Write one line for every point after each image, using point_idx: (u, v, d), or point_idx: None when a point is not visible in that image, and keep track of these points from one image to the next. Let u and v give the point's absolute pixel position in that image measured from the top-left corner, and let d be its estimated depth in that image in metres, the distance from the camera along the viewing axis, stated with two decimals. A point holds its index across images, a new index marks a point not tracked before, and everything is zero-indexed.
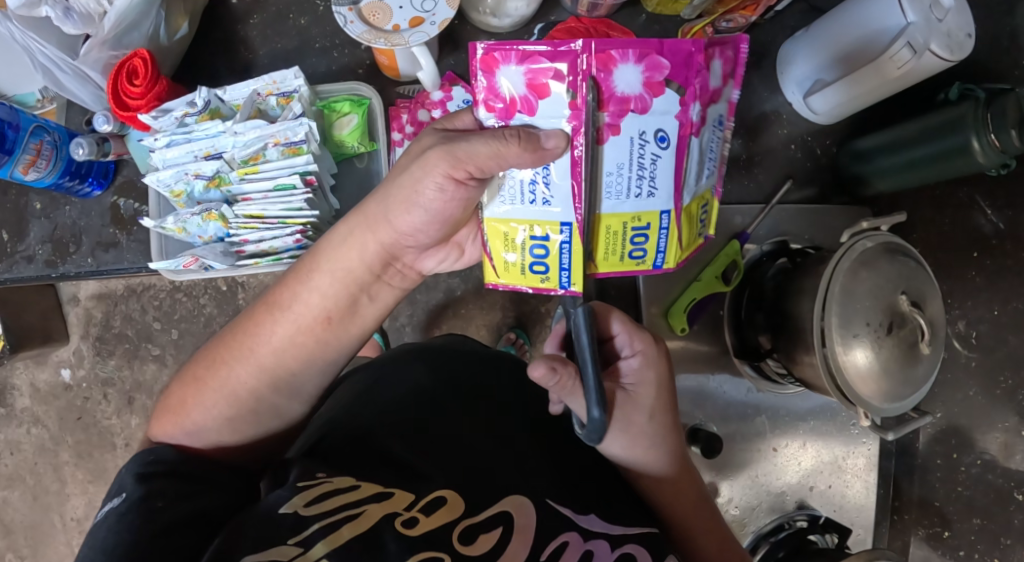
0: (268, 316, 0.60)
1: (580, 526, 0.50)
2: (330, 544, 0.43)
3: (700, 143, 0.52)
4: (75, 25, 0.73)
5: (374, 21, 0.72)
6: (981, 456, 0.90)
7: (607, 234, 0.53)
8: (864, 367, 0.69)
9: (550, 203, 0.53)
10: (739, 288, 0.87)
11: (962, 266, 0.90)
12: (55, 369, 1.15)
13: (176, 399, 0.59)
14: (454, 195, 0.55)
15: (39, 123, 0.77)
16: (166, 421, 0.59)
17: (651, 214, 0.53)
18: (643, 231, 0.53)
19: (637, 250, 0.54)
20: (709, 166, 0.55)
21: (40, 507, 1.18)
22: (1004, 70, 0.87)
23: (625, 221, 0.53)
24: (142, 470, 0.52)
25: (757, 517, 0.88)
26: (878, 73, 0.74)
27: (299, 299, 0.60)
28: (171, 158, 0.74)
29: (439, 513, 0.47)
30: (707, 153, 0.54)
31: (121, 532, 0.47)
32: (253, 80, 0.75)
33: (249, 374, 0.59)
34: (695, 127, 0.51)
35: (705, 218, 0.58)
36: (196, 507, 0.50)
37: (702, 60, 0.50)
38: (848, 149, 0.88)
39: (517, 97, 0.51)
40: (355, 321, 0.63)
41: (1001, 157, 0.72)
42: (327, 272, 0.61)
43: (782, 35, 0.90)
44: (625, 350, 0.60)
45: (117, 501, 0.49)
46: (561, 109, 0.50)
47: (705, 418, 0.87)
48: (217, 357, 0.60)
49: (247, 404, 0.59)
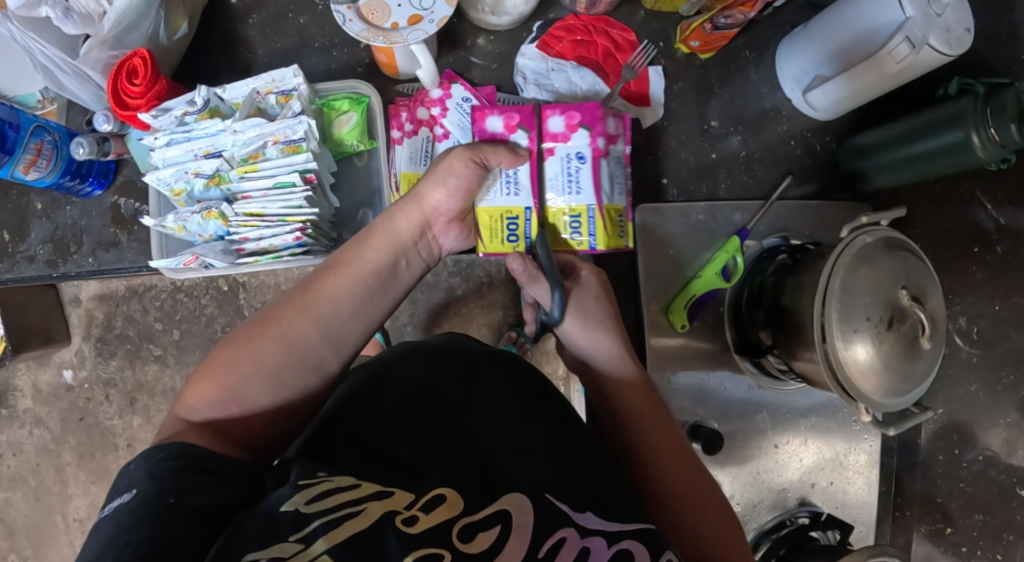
0: (322, 274, 0.66)
1: (576, 524, 0.50)
2: (331, 540, 0.44)
3: (610, 163, 0.79)
4: (74, 25, 0.73)
5: (372, 19, 0.72)
6: (983, 452, 0.90)
7: (555, 219, 0.79)
8: (864, 362, 0.69)
9: (518, 194, 0.77)
10: (740, 285, 0.86)
11: (963, 261, 0.90)
12: (57, 371, 1.16)
13: (228, 353, 0.59)
14: (478, 176, 0.73)
15: (40, 123, 0.77)
16: (207, 383, 0.57)
17: (581, 206, 0.78)
18: (577, 219, 0.79)
19: (575, 232, 0.79)
20: (623, 181, 0.80)
21: (42, 509, 1.18)
22: (1004, 64, 0.87)
23: (564, 211, 0.79)
24: (154, 465, 0.49)
25: (758, 515, 0.88)
26: (876, 68, 0.74)
27: (355, 257, 0.68)
28: (171, 157, 0.75)
29: (438, 511, 0.47)
30: (618, 172, 0.80)
31: (127, 528, 0.44)
32: (252, 79, 0.75)
33: (309, 326, 0.62)
34: (604, 152, 0.78)
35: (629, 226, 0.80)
36: (203, 503, 0.47)
37: (602, 114, 0.78)
38: (849, 146, 0.88)
39: (497, 133, 0.78)
40: (395, 282, 0.70)
41: (1000, 151, 0.72)
42: (380, 233, 0.70)
43: (780, 32, 0.91)
44: (580, 268, 0.76)
45: (128, 496, 0.47)
46: (521, 139, 0.78)
47: (706, 415, 0.87)
48: (272, 314, 0.62)
49: (298, 360, 0.60)
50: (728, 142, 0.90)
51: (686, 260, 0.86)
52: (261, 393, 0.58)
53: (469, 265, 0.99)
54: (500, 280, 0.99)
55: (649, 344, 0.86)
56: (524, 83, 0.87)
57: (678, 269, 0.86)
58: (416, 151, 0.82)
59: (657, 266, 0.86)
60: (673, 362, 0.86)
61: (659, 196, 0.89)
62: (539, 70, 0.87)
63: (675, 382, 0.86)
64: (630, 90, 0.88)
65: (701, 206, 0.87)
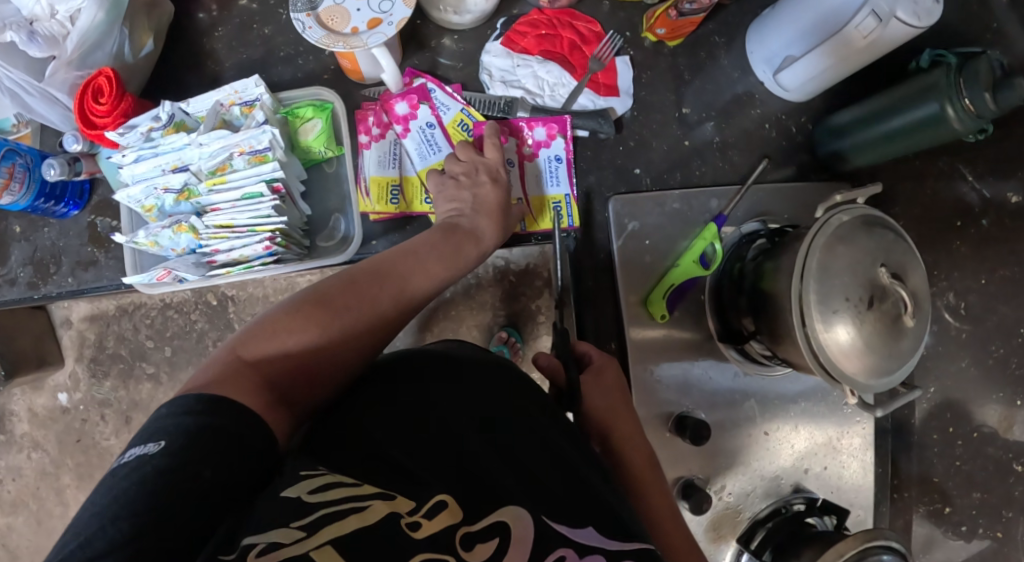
0: (395, 266, 0.70)
1: (575, 542, 0.48)
2: (334, 531, 0.43)
3: (542, 161, 0.87)
4: (39, 48, 0.74)
5: (332, 25, 0.73)
6: (979, 428, 0.88)
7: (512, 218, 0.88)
8: (846, 343, 0.68)
9: (439, 150, 0.85)
10: (720, 272, 0.86)
11: (947, 236, 0.88)
12: (53, 394, 1.16)
13: (317, 308, 0.63)
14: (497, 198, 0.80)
15: (10, 147, 0.77)
16: (292, 333, 0.60)
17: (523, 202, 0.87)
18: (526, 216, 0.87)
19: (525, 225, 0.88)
20: (554, 172, 0.87)
21: (44, 531, 1.19)
22: (976, 33, 0.86)
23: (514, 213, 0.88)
24: (183, 418, 0.48)
25: (752, 503, 0.87)
26: (845, 44, 0.74)
27: (425, 258, 0.73)
28: (140, 173, 0.75)
29: (440, 517, 0.46)
30: (551, 165, 0.87)
31: (148, 494, 0.43)
32: (215, 92, 0.76)
33: (392, 300, 0.68)
34: (529, 155, 0.87)
35: (563, 212, 0.86)
36: (230, 471, 0.46)
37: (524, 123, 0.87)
38: (824, 126, 0.87)
39: (405, 119, 0.84)
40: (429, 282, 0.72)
41: (976, 122, 0.71)
42: (462, 239, 0.76)
43: (749, 16, 0.90)
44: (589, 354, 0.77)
45: (153, 448, 0.45)
46: (426, 115, 0.85)
47: (692, 405, 0.86)
48: (352, 284, 0.66)
49: (371, 331, 0.65)
50: (702, 129, 0.90)
51: (665, 249, 0.85)
52: (326, 353, 0.61)
53: None
54: (488, 281, 0.98)
55: (630, 336, 0.85)
56: (490, 81, 0.87)
57: (655, 260, 0.85)
58: (385, 155, 0.84)
59: (634, 257, 0.85)
60: (656, 354, 0.86)
61: (633, 187, 0.88)
62: (505, 67, 0.87)
63: (659, 373, 0.85)
64: (598, 82, 0.88)
65: (679, 194, 0.86)
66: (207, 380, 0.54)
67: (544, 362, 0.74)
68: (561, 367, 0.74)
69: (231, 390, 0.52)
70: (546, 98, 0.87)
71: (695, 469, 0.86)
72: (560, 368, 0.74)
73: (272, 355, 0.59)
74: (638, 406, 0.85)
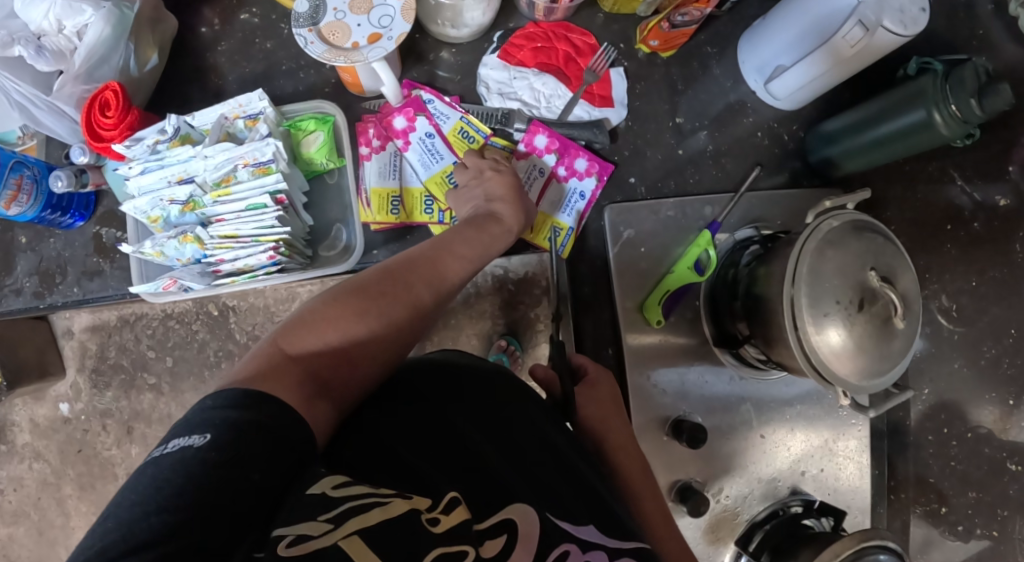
0: (427, 260, 0.71)
1: (580, 538, 0.50)
2: (361, 522, 0.43)
3: (571, 184, 0.89)
4: (46, 62, 0.76)
5: (333, 40, 0.75)
6: (973, 428, 0.89)
7: (541, 224, 0.90)
8: (838, 345, 0.69)
9: (441, 155, 0.87)
10: (714, 279, 0.87)
11: (937, 239, 0.90)
12: (54, 404, 1.17)
13: (358, 299, 0.64)
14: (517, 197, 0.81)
15: (18, 159, 0.79)
16: (331, 328, 0.61)
17: (558, 220, 0.89)
18: (557, 231, 0.89)
19: (553, 238, 0.89)
20: (573, 204, 0.89)
21: (46, 542, 1.20)
22: (961, 41, 0.88)
23: (547, 223, 0.90)
24: (227, 412, 0.48)
25: (750, 506, 0.88)
26: (832, 53, 0.76)
27: (456, 254, 0.74)
28: (146, 185, 0.76)
29: (456, 513, 0.47)
30: (573, 196, 0.89)
31: (196, 491, 0.42)
32: (219, 105, 0.77)
33: (426, 295, 0.69)
34: (562, 178, 0.89)
35: (559, 238, 0.89)
36: (273, 466, 0.46)
37: (576, 152, 0.89)
38: (816, 133, 0.89)
39: (404, 131, 0.86)
40: (458, 279, 0.73)
41: (964, 127, 0.73)
42: (488, 227, 0.78)
43: (739, 27, 0.92)
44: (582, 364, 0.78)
45: (199, 441, 0.45)
46: (424, 124, 0.87)
47: (689, 409, 0.87)
48: (388, 279, 0.67)
49: (406, 325, 0.66)
50: (696, 137, 0.92)
51: (660, 254, 0.87)
52: (363, 345, 0.63)
53: None
54: (488, 290, 1.00)
55: (626, 342, 0.87)
56: (487, 93, 0.89)
57: (651, 266, 0.87)
58: (385, 167, 0.85)
59: (630, 263, 0.87)
60: (653, 358, 0.87)
61: (628, 195, 0.90)
62: (502, 80, 0.89)
63: (655, 378, 0.87)
64: (594, 93, 0.90)
65: (673, 202, 0.88)
66: (253, 373, 0.55)
67: (540, 373, 0.76)
68: (556, 377, 0.74)
69: (274, 384, 0.53)
70: (542, 109, 0.90)
71: (693, 472, 0.87)
72: (555, 379, 0.74)
73: (310, 350, 0.60)
74: (636, 410, 0.86)
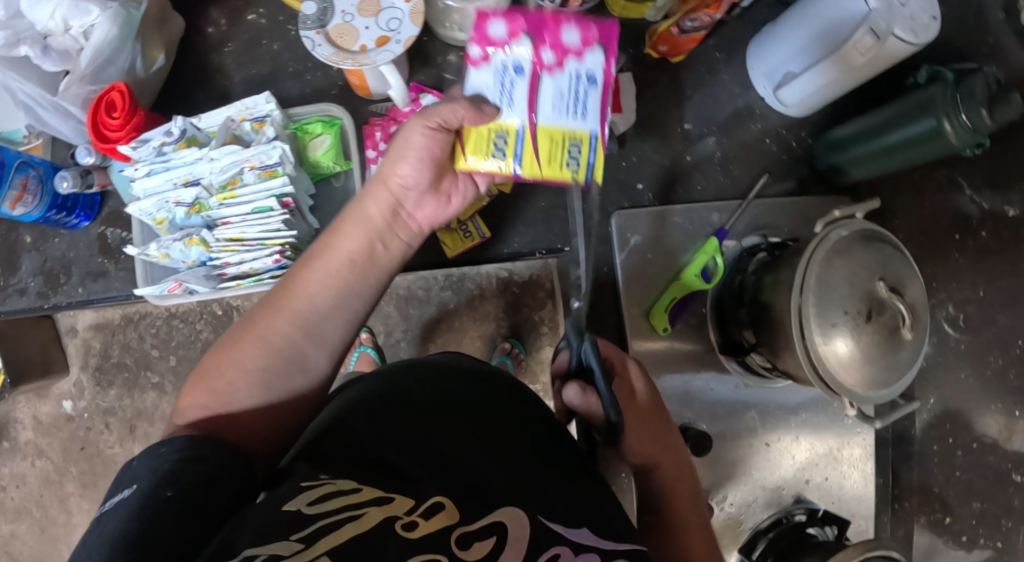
0: (290, 280, 0.67)
1: (570, 541, 0.52)
2: (329, 544, 0.45)
3: (551, 79, 0.67)
4: (53, 62, 0.77)
5: (342, 43, 0.75)
6: (978, 438, 0.89)
7: (549, 142, 0.68)
8: (845, 355, 0.69)
9: None
10: (720, 287, 0.87)
11: (945, 248, 0.89)
12: (57, 402, 1.17)
13: (238, 335, 0.63)
14: (439, 141, 0.69)
15: (24, 160, 0.79)
16: (203, 390, 0.60)
17: (582, 132, 0.68)
18: (577, 144, 0.68)
19: (572, 160, 0.68)
20: (576, 105, 0.67)
21: (48, 539, 1.20)
22: (972, 48, 0.87)
23: (562, 135, 0.68)
24: (157, 462, 0.52)
25: (754, 513, 0.88)
26: (843, 62, 0.76)
27: (328, 248, 0.69)
28: (152, 187, 0.76)
29: (437, 518, 0.49)
30: (572, 93, 0.67)
31: (141, 522, 0.47)
32: (226, 107, 0.77)
33: (285, 324, 0.64)
34: (547, 66, 0.66)
35: (580, 157, 0.68)
36: (206, 496, 0.51)
37: (554, 21, 0.66)
38: (825, 140, 0.88)
39: None
40: (374, 269, 0.70)
41: (973, 136, 0.72)
42: (379, 194, 0.71)
43: (747, 32, 0.92)
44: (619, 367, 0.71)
45: (129, 491, 0.51)
46: None
47: (693, 416, 0.87)
48: (252, 318, 0.64)
49: (281, 358, 0.63)
50: (703, 143, 0.92)
51: (668, 261, 0.87)
52: (247, 397, 0.60)
53: (459, 278, 1.03)
54: (491, 292, 1.02)
55: (631, 348, 0.86)
56: None
57: (659, 272, 0.87)
58: None
59: (637, 269, 0.87)
60: (658, 364, 0.87)
61: (636, 201, 0.89)
62: None
63: (660, 385, 0.86)
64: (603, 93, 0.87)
65: (679, 208, 0.88)
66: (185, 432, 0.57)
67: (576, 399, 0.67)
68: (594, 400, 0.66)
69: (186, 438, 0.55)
70: None
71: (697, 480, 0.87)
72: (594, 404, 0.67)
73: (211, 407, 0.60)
74: None
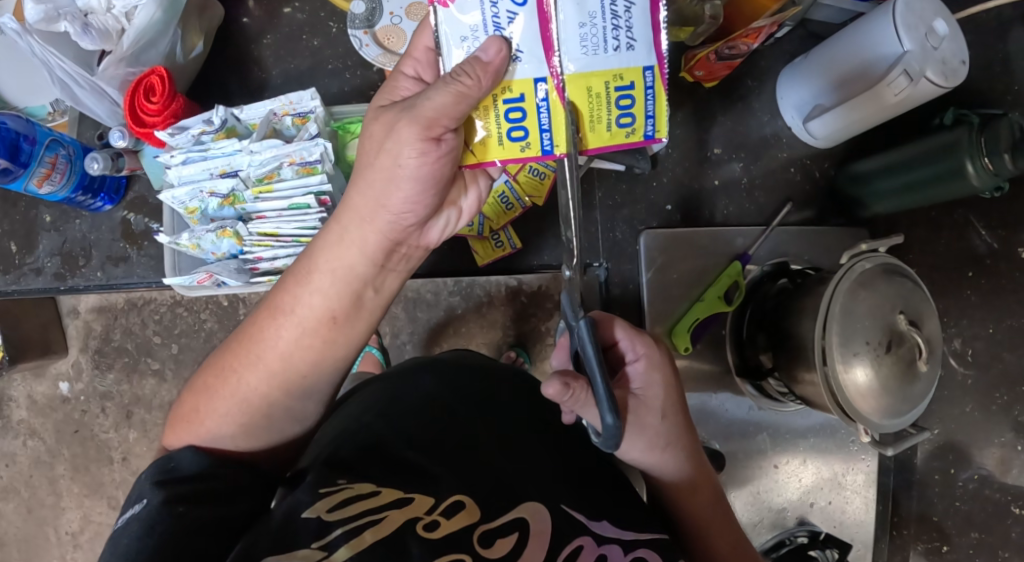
0: (262, 321, 0.64)
1: (593, 531, 0.54)
2: (353, 548, 0.48)
3: (571, 5, 0.53)
4: (92, 40, 0.75)
5: (388, 44, 0.80)
6: (977, 471, 0.91)
7: (591, 97, 0.55)
8: (864, 383, 0.70)
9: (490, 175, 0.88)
10: (740, 309, 0.89)
11: (957, 285, 0.92)
12: (54, 382, 1.15)
13: (215, 379, 0.64)
14: (437, 155, 0.57)
15: (55, 138, 0.81)
16: (187, 433, 0.63)
17: (634, 71, 0.54)
18: (627, 92, 0.55)
19: (624, 115, 0.56)
20: (616, 37, 0.54)
21: (34, 520, 1.17)
22: (997, 94, 0.90)
23: (607, 81, 0.54)
24: (162, 477, 0.58)
25: (758, 533, 0.91)
26: (875, 99, 0.76)
27: (297, 298, 0.64)
28: (187, 175, 0.77)
29: (458, 517, 0.51)
30: (605, 20, 0.53)
31: (156, 537, 0.53)
32: (270, 101, 0.76)
33: (259, 380, 0.63)
34: None
35: (634, 109, 0.56)
36: (217, 513, 0.56)
37: None
38: (846, 172, 0.90)
39: None
40: (360, 316, 0.66)
41: (994, 179, 0.74)
42: (353, 234, 0.63)
43: (779, 60, 0.93)
44: (630, 355, 0.65)
45: (139, 506, 0.55)
46: None
47: (706, 435, 0.91)
48: (223, 368, 0.64)
49: (260, 410, 0.63)
50: (728, 168, 0.94)
51: (690, 281, 0.90)
52: (231, 443, 0.63)
53: (469, 285, 1.02)
54: (500, 300, 1.02)
55: None
56: None
57: (683, 292, 0.90)
58: None
59: (663, 289, 0.90)
60: None
61: (664, 221, 0.93)
62: None
63: None
64: None
65: (702, 230, 0.90)
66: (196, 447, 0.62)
67: (554, 388, 0.55)
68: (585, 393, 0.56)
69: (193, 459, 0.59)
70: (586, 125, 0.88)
71: None
72: (585, 399, 0.57)
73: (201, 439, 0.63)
74: None
